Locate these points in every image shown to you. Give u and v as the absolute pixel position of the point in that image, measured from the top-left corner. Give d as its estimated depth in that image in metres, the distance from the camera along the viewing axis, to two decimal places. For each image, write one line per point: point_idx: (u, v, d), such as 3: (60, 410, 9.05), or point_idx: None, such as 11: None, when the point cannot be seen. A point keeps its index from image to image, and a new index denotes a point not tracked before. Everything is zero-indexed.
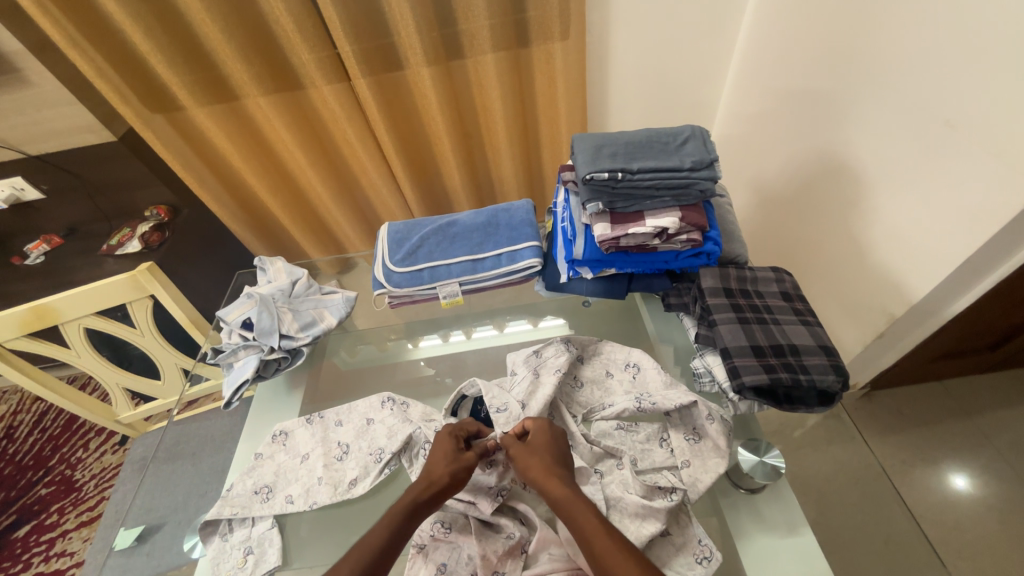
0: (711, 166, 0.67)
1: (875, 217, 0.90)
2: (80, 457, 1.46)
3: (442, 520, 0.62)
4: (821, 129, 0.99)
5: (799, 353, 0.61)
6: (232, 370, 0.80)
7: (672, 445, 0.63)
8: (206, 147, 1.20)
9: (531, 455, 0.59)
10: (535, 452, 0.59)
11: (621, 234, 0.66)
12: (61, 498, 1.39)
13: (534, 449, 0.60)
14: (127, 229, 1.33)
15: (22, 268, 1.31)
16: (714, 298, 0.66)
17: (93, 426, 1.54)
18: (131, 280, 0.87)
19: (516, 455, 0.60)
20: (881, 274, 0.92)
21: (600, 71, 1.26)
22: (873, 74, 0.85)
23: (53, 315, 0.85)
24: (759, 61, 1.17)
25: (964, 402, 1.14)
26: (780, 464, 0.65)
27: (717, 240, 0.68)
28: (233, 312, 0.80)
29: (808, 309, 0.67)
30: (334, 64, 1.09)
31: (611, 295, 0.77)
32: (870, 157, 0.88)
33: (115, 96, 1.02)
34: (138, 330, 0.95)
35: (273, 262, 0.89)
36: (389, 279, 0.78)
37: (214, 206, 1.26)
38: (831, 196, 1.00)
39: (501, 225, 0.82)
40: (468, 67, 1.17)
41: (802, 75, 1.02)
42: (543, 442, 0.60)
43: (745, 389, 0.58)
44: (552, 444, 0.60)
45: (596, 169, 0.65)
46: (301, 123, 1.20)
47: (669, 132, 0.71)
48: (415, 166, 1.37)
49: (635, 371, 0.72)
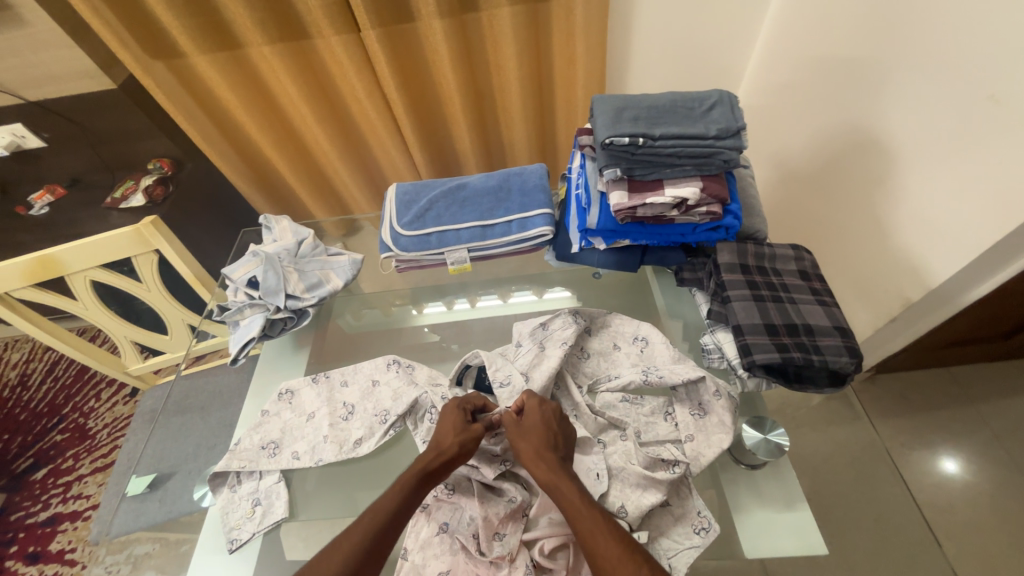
0: (738, 135, 0.64)
1: (901, 197, 0.86)
2: (92, 406, 1.50)
3: (445, 481, 0.63)
4: (853, 101, 0.94)
5: (813, 333, 0.60)
6: (238, 328, 0.79)
7: (677, 419, 0.63)
8: (210, 99, 1.17)
9: (522, 437, 0.59)
10: (526, 434, 0.59)
11: (638, 203, 0.63)
12: (76, 444, 1.43)
13: (527, 429, 0.60)
14: (131, 181, 1.31)
15: (27, 218, 1.30)
16: (730, 274, 0.64)
17: (103, 377, 1.57)
18: (136, 233, 0.86)
19: (510, 435, 0.60)
20: (901, 257, 0.90)
21: (622, 30, 1.19)
22: (914, 42, 0.80)
23: (59, 266, 0.85)
24: (790, 25, 1.10)
25: (968, 389, 1.14)
26: (783, 442, 0.65)
27: (738, 214, 0.66)
28: (239, 270, 0.78)
29: (825, 289, 0.66)
30: (342, 13, 1.03)
31: (623, 268, 0.75)
32: (902, 133, 0.84)
33: (114, 39, 0.98)
34: (144, 284, 0.95)
35: (279, 220, 0.88)
36: (396, 242, 0.77)
37: (218, 161, 1.24)
38: (856, 173, 0.96)
39: (513, 190, 0.79)
40: (482, 20, 1.11)
41: (837, 42, 0.96)
42: (534, 422, 0.60)
43: (757, 367, 0.57)
44: (544, 425, 0.60)
45: (616, 133, 0.62)
46: (307, 75, 1.15)
47: (695, 96, 0.67)
48: (424, 127, 1.32)
49: (642, 345, 0.71)
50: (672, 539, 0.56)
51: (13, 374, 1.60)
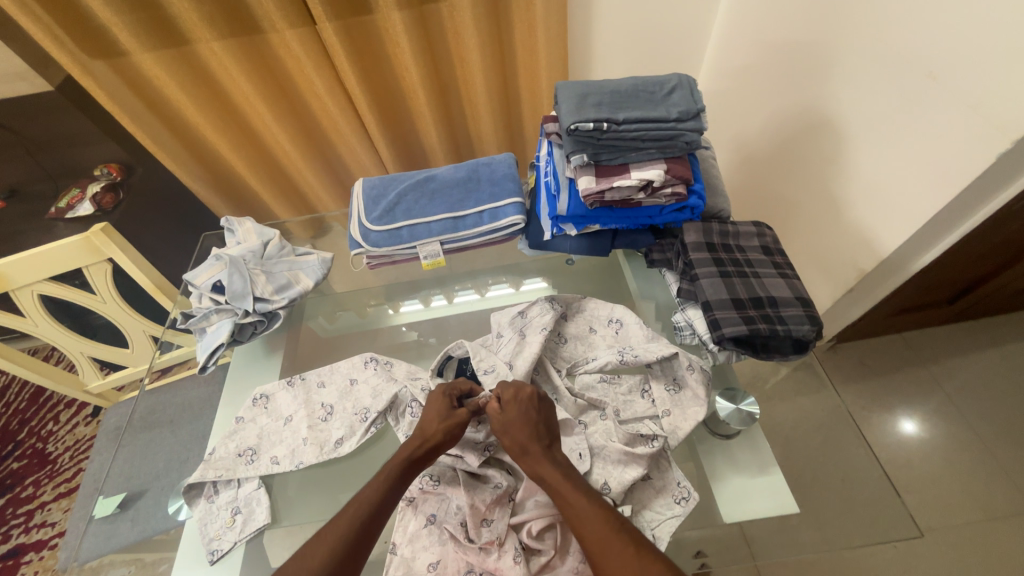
0: (697, 117, 0.66)
1: (852, 173, 0.91)
2: (51, 430, 1.42)
3: (430, 473, 0.62)
4: (805, 82, 0.98)
5: (777, 304, 0.62)
6: (205, 336, 0.76)
7: (653, 395, 0.65)
8: (158, 99, 1.11)
9: (505, 432, 0.59)
10: (507, 428, 0.59)
11: (605, 188, 0.64)
12: (36, 470, 1.35)
13: (510, 421, 0.59)
14: (76, 190, 1.25)
15: None
16: (697, 253, 0.66)
17: (61, 399, 1.49)
18: (86, 243, 0.81)
19: (495, 427, 0.60)
20: (855, 231, 0.95)
21: (583, 18, 1.20)
22: (857, 24, 0.83)
23: (2, 282, 0.79)
24: (744, 10, 1.14)
25: (920, 352, 1.21)
26: (754, 411, 0.69)
27: (702, 194, 0.68)
28: (202, 275, 0.76)
29: (786, 262, 0.69)
30: (295, 4, 0.99)
31: (595, 252, 0.76)
32: (850, 112, 0.88)
33: (47, 38, 0.92)
34: (99, 296, 0.90)
35: (241, 223, 0.85)
36: (366, 238, 0.75)
37: (172, 164, 1.18)
38: (810, 152, 1.00)
39: (482, 180, 0.79)
40: (442, 11, 1.09)
41: (787, 25, 1.00)
42: (516, 415, 0.59)
43: (726, 340, 0.60)
44: (526, 416, 0.59)
45: (581, 119, 0.63)
46: (261, 71, 1.11)
47: (656, 81, 0.69)
48: (389, 122, 1.30)
49: (618, 326, 0.72)
50: (654, 510, 0.58)
51: None
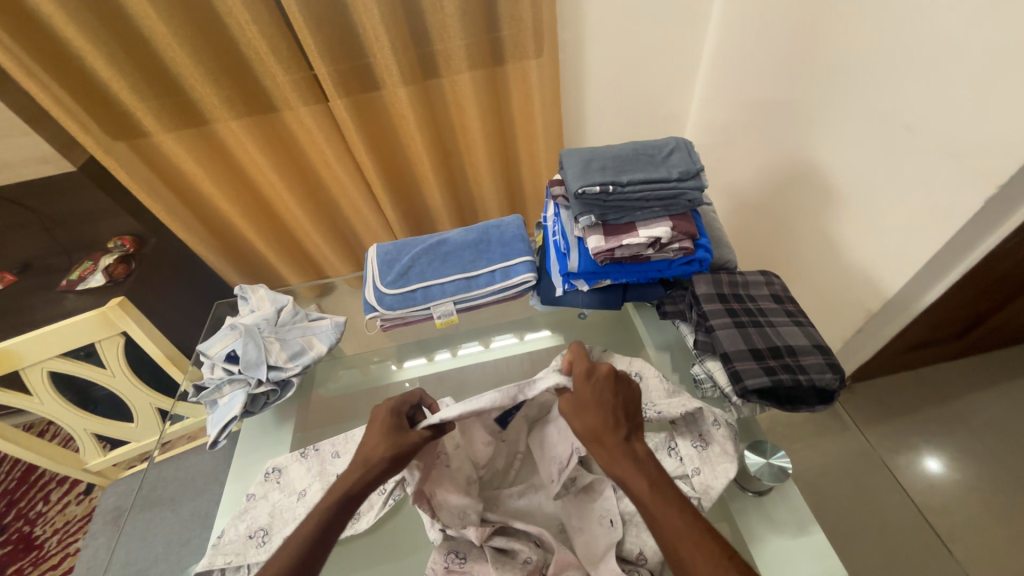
0: (697, 176, 0.69)
1: (846, 217, 0.95)
2: (40, 511, 1.35)
3: (454, 550, 0.60)
4: (787, 135, 1.06)
5: (796, 354, 0.61)
6: (216, 408, 0.74)
7: (680, 453, 0.63)
8: (176, 173, 1.18)
9: (579, 415, 0.54)
10: (582, 410, 0.54)
11: (615, 245, 0.66)
12: (20, 558, 1.27)
13: (583, 403, 0.54)
14: (89, 262, 1.27)
15: None
16: (710, 304, 0.67)
17: (54, 476, 1.43)
18: (100, 318, 0.81)
19: (568, 412, 0.55)
20: (855, 272, 0.97)
21: (575, 85, 1.32)
22: (832, 84, 0.91)
23: (13, 361, 0.78)
24: (723, 74, 1.25)
25: (940, 391, 1.19)
26: (787, 465, 0.62)
27: (708, 247, 0.69)
28: (216, 345, 0.75)
29: (799, 309, 0.68)
30: (310, 85, 1.08)
31: (607, 306, 0.77)
32: (837, 160, 0.94)
33: (76, 126, 0.99)
34: (108, 371, 0.88)
35: (255, 290, 0.86)
36: (381, 302, 0.76)
37: (184, 233, 1.23)
38: (802, 198, 1.05)
39: (493, 241, 0.81)
40: (445, 85, 1.19)
41: (765, 87, 1.10)
42: (587, 396, 0.54)
43: (749, 392, 0.58)
44: (598, 397, 0.54)
45: (587, 183, 0.66)
46: (275, 145, 1.18)
47: (655, 145, 0.73)
48: (396, 186, 1.37)
49: (637, 379, 0.70)
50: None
51: None
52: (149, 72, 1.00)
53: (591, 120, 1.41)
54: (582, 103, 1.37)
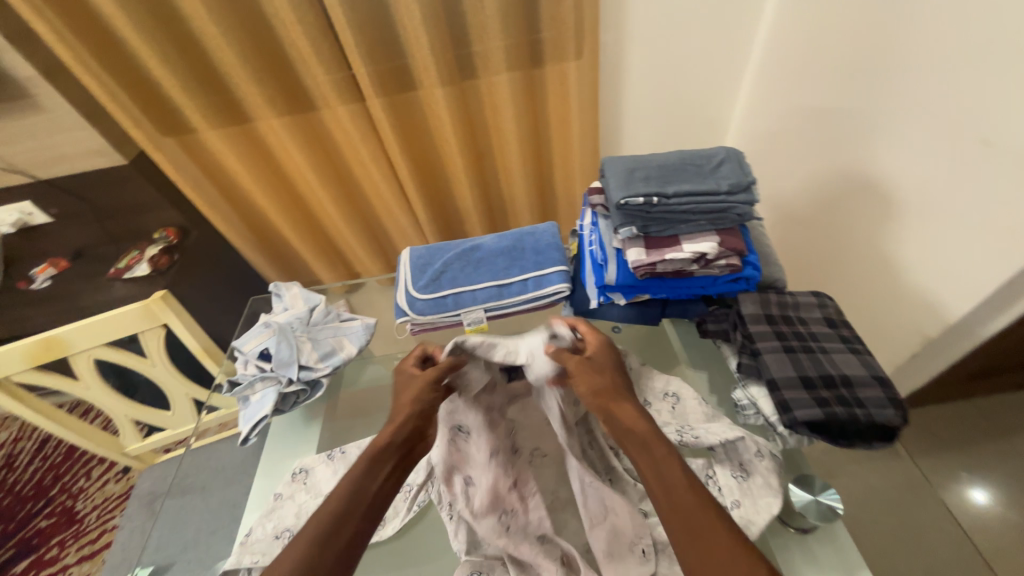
0: (748, 189, 0.65)
1: (905, 235, 0.88)
2: (82, 487, 1.42)
3: (478, 569, 0.61)
4: (841, 145, 1.00)
5: (852, 385, 0.56)
6: (248, 405, 0.75)
7: (719, 483, 0.60)
8: (219, 169, 1.22)
9: (593, 374, 0.57)
10: (594, 370, 0.57)
11: (657, 260, 0.63)
12: (62, 530, 1.34)
13: (597, 365, 0.58)
14: (136, 251, 1.32)
15: (29, 293, 1.29)
16: (757, 325, 0.62)
17: (95, 454, 1.50)
18: (144, 309, 0.83)
19: (575, 369, 0.57)
20: (912, 293, 0.90)
21: (614, 88, 1.28)
22: (895, 92, 0.85)
23: (63, 347, 0.81)
24: (772, 79, 1.19)
25: (1002, 425, 1.10)
26: (836, 504, 0.58)
27: (757, 264, 0.66)
28: (250, 342, 0.76)
29: (856, 336, 0.63)
30: (349, 85, 1.09)
31: (643, 321, 0.74)
32: (897, 173, 0.87)
33: (130, 121, 1.04)
34: (149, 360, 0.91)
35: (289, 288, 0.87)
36: (412, 306, 0.75)
37: (224, 227, 1.27)
38: (854, 213, 0.99)
39: (527, 249, 0.79)
40: (482, 87, 1.18)
41: (817, 95, 1.04)
42: (601, 362, 0.58)
43: (798, 424, 0.54)
44: (610, 366, 0.59)
45: (630, 193, 0.63)
46: (313, 143, 1.20)
47: (703, 154, 0.69)
48: (429, 187, 1.37)
49: (674, 400, 0.67)
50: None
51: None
52: (198, 71, 1.03)
53: (629, 124, 1.37)
54: (620, 107, 1.33)
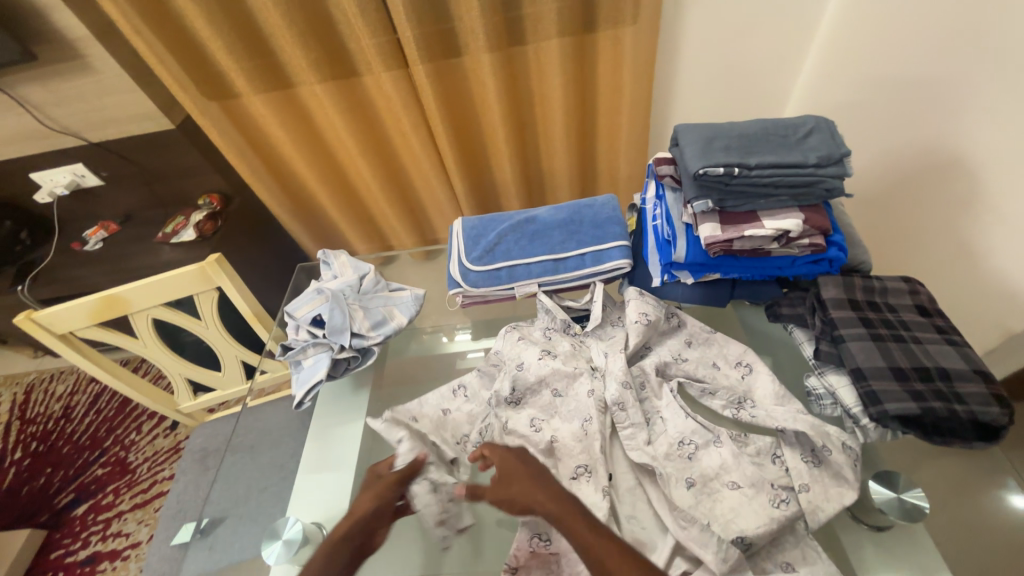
0: (839, 163, 0.60)
1: (992, 221, 0.81)
2: (133, 440, 1.50)
3: (537, 533, 0.56)
4: (924, 120, 0.91)
5: (950, 379, 0.52)
6: (300, 369, 0.75)
7: (787, 464, 0.55)
8: (260, 134, 1.21)
9: (505, 487, 0.55)
10: (505, 483, 0.56)
11: (734, 236, 0.59)
12: (116, 479, 1.42)
13: (504, 479, 0.56)
14: (181, 217, 1.34)
15: (83, 253, 1.35)
16: (840, 311, 0.58)
17: (145, 410, 1.57)
18: (199, 272, 0.84)
19: (493, 494, 0.56)
20: (995, 286, 0.84)
21: (668, 55, 1.21)
22: (999, 59, 0.77)
23: (122, 306, 0.83)
24: (843, 48, 1.10)
25: None
26: (921, 504, 0.54)
27: (842, 245, 0.61)
28: (302, 308, 0.76)
29: (952, 327, 0.57)
30: (393, 49, 1.06)
31: (710, 302, 0.70)
32: (994, 151, 0.79)
33: (176, 84, 1.04)
34: (203, 321, 0.92)
35: (337, 256, 0.86)
36: (465, 278, 0.74)
37: (265, 194, 1.28)
38: (932, 193, 0.91)
39: (585, 222, 0.75)
40: (529, 53, 1.13)
41: (899, 62, 0.95)
42: (507, 468, 0.56)
43: (887, 418, 0.50)
44: (516, 467, 0.56)
45: (709, 163, 0.59)
46: (354, 110, 1.18)
47: (787, 124, 0.64)
48: (468, 158, 1.34)
49: (746, 372, 0.64)
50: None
51: (58, 406, 1.62)
52: (243, 34, 1.02)
53: (680, 95, 1.30)
54: (674, 77, 1.26)
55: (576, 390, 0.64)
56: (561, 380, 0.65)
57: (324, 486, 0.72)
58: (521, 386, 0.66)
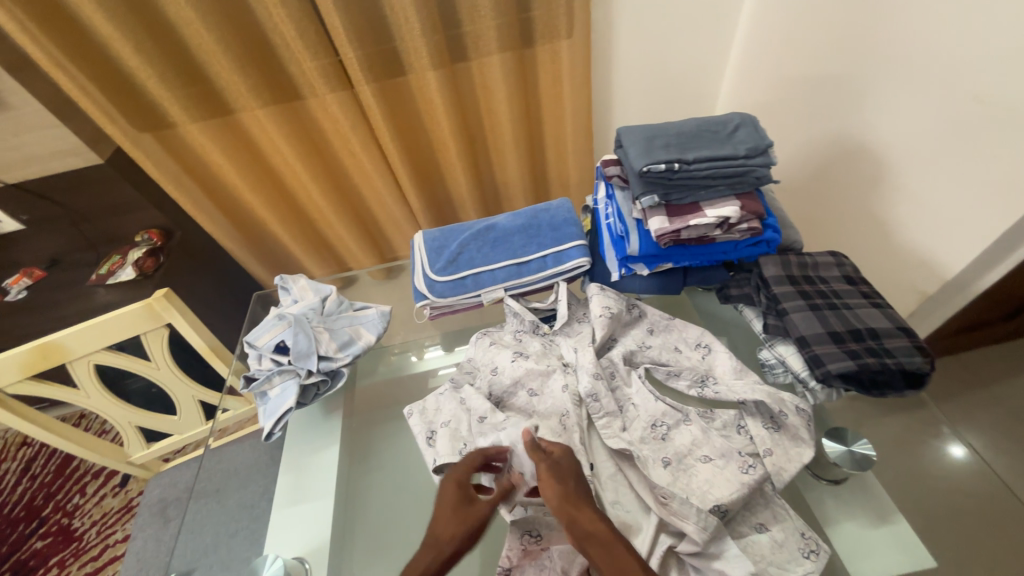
0: (765, 153, 0.66)
1: (899, 197, 0.91)
2: (77, 504, 1.36)
3: (528, 530, 0.57)
4: (833, 113, 1.02)
5: (878, 336, 0.58)
6: (266, 400, 0.72)
7: (751, 433, 0.59)
8: (201, 163, 1.17)
9: (556, 481, 0.52)
10: (555, 476, 0.52)
11: (681, 226, 0.64)
12: (60, 550, 1.29)
13: (558, 472, 0.53)
14: (118, 256, 1.26)
15: (4, 305, 1.23)
16: (781, 286, 0.63)
17: (89, 469, 1.44)
18: (146, 310, 0.79)
19: (540, 477, 0.53)
20: (909, 254, 0.94)
21: (604, 65, 1.28)
22: (886, 56, 0.87)
23: (60, 354, 0.77)
24: (758, 52, 1.21)
25: None
26: (869, 453, 0.60)
27: (776, 227, 0.66)
28: (263, 336, 0.73)
29: (875, 291, 0.64)
30: (336, 71, 1.06)
31: (666, 291, 0.74)
32: (892, 135, 0.90)
33: (103, 116, 0.98)
34: (154, 363, 0.86)
35: (295, 280, 0.84)
36: (431, 289, 0.74)
37: (209, 224, 1.23)
38: (848, 176, 1.02)
39: (543, 225, 0.78)
40: (473, 69, 1.16)
41: (807, 63, 1.06)
42: (568, 466, 0.54)
43: (831, 378, 0.56)
44: (578, 470, 0.54)
45: (651, 161, 0.63)
46: (301, 132, 1.16)
47: (716, 121, 0.69)
48: (421, 173, 1.35)
49: (706, 352, 0.68)
50: (754, 539, 0.52)
51: None
52: (175, 62, 0.99)
53: (619, 102, 1.38)
54: (612, 85, 1.33)
55: (551, 388, 0.66)
56: (534, 381, 0.66)
57: (301, 518, 0.70)
58: (498, 389, 0.67)
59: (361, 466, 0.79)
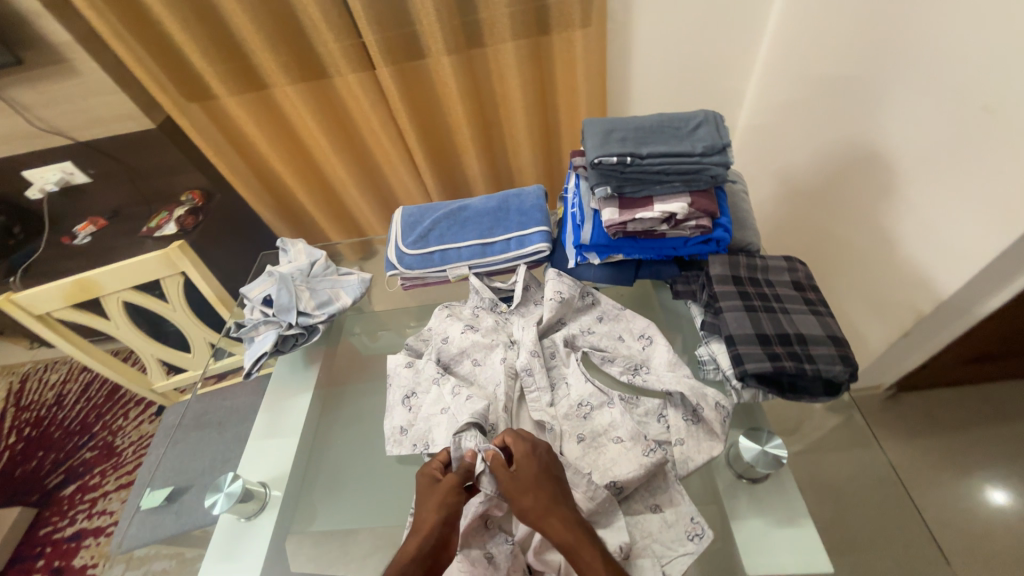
0: (723, 152, 0.66)
1: (905, 209, 0.87)
2: (121, 425, 1.58)
3: None
4: (849, 116, 0.97)
5: (806, 342, 0.58)
6: (252, 344, 0.83)
7: (670, 422, 0.61)
8: (237, 132, 1.29)
9: (524, 494, 0.53)
10: (525, 489, 0.54)
11: (628, 219, 0.66)
12: (102, 461, 1.50)
13: (523, 484, 0.54)
14: (165, 213, 1.43)
15: (73, 247, 1.43)
16: (722, 286, 0.64)
17: (133, 397, 1.66)
18: (165, 257, 0.91)
19: (506, 485, 0.54)
20: (907, 271, 0.89)
21: (622, 58, 1.28)
22: (904, 58, 0.82)
23: (95, 288, 0.91)
24: (785, 50, 1.16)
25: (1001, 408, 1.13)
26: (781, 454, 0.60)
27: (728, 227, 0.67)
28: (255, 289, 0.83)
29: (820, 299, 0.65)
30: (358, 52, 1.13)
31: (617, 281, 0.77)
32: (903, 142, 0.85)
33: (155, 86, 1.11)
34: (171, 305, 0.99)
35: (294, 243, 0.93)
36: (401, 261, 0.80)
37: (243, 189, 1.36)
38: (857, 185, 0.97)
39: (512, 209, 0.82)
40: (488, 55, 1.20)
41: (829, 62, 1.00)
42: (530, 474, 0.54)
43: (748, 377, 0.57)
44: (544, 475, 0.54)
45: (604, 153, 0.65)
46: (325, 108, 1.25)
47: (681, 117, 0.70)
48: (436, 155, 1.41)
49: (647, 343, 0.70)
50: (645, 517, 0.56)
51: (51, 393, 1.70)
52: (217, 38, 1.09)
53: (638, 95, 1.36)
54: (630, 77, 1.32)
55: (493, 360, 0.71)
56: (480, 352, 0.72)
57: (271, 450, 0.80)
58: (446, 356, 0.73)
59: (330, 415, 0.88)
